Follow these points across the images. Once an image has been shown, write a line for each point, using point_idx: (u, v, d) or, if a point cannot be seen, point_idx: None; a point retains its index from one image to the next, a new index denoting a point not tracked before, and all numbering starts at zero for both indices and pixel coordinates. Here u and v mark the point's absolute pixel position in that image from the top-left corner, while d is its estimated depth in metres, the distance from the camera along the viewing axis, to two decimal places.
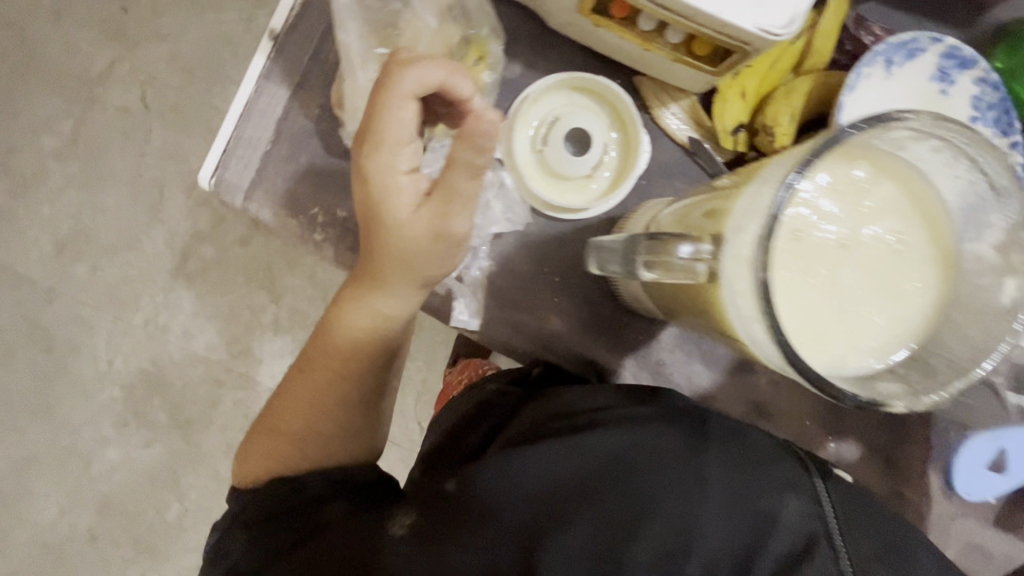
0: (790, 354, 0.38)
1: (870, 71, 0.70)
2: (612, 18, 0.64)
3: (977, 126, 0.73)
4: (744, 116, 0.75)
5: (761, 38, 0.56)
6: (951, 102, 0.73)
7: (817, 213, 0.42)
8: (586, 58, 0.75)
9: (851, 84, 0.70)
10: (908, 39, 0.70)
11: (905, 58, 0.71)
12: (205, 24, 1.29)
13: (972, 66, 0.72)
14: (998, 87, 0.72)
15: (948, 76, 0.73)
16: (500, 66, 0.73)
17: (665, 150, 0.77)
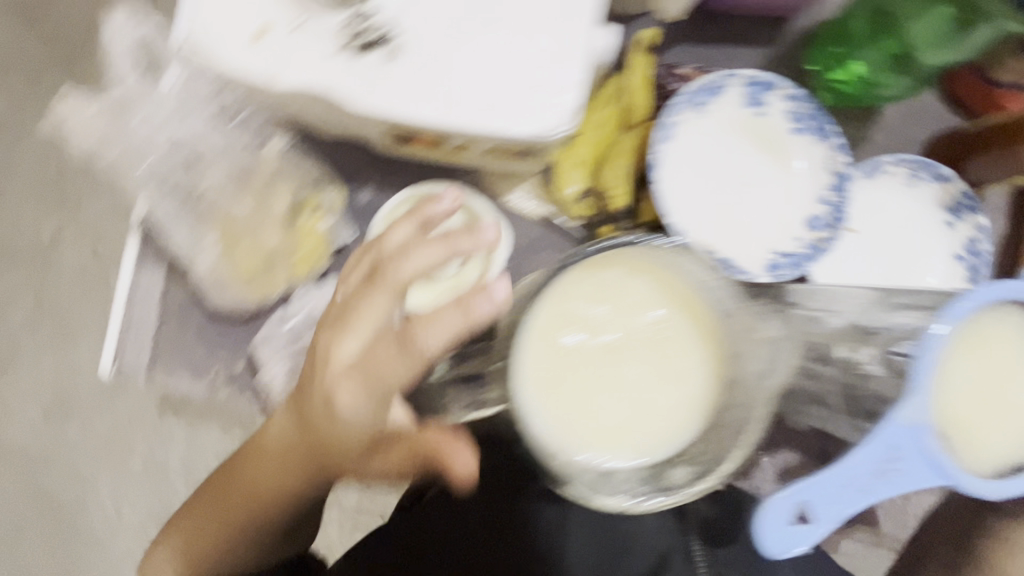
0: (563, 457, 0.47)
1: (682, 117, 0.75)
2: (419, 142, 0.67)
3: (800, 135, 0.78)
4: (588, 181, 0.79)
5: (540, 138, 0.61)
6: (769, 120, 0.78)
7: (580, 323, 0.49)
8: (424, 167, 0.78)
9: (664, 136, 0.74)
10: (707, 81, 0.75)
11: (712, 97, 0.76)
12: (32, 148, 1.10)
13: (775, 86, 0.76)
14: (806, 100, 0.77)
15: (758, 99, 0.77)
16: (348, 199, 0.77)
17: (524, 229, 0.83)
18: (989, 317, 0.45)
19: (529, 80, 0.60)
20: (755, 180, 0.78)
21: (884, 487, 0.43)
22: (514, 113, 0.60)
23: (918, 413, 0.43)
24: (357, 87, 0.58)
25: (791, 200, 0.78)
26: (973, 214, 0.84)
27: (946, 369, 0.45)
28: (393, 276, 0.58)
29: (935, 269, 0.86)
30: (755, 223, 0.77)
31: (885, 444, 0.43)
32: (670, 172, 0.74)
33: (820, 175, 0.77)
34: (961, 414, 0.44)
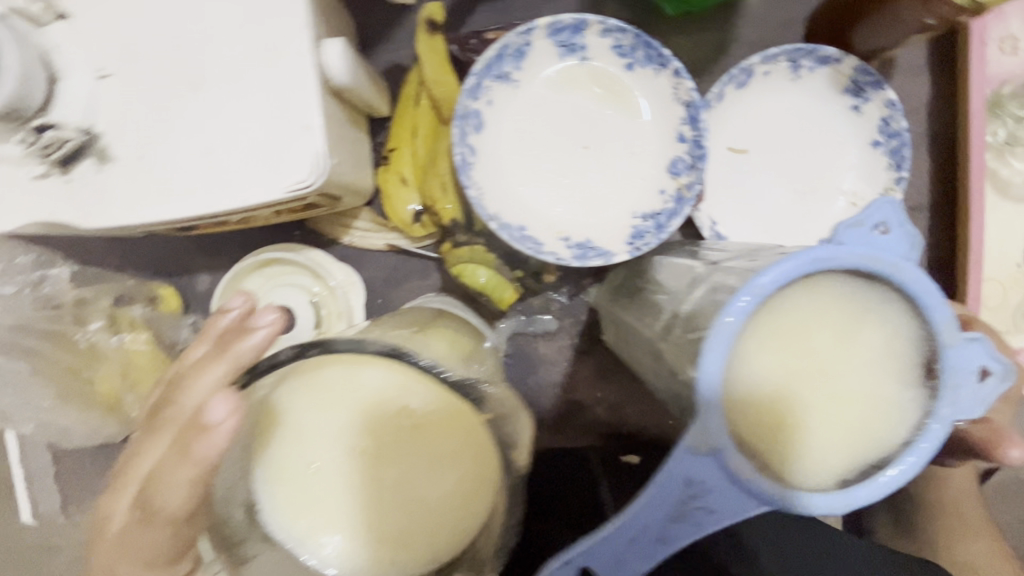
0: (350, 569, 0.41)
1: (489, 96, 0.64)
2: (205, 226, 0.61)
3: (634, 71, 0.66)
4: (416, 197, 0.70)
5: (301, 194, 0.53)
6: (594, 66, 0.66)
7: (302, 458, 0.38)
8: (255, 234, 0.74)
9: (470, 126, 0.63)
10: (503, 46, 0.63)
11: (517, 62, 0.65)
12: None
13: (585, 24, 0.64)
14: (626, 28, 0.64)
15: (574, 46, 0.66)
16: (189, 288, 0.74)
17: (378, 263, 0.76)
18: (794, 291, 0.36)
19: (261, 139, 0.51)
20: (595, 141, 0.66)
21: (687, 532, 0.33)
22: (257, 180, 0.52)
23: (711, 433, 0.32)
24: (83, 204, 0.52)
25: (643, 149, 0.67)
26: (879, 89, 0.70)
27: (748, 367, 0.35)
28: (179, 411, 0.34)
29: (846, 165, 0.74)
30: (607, 189, 0.66)
31: (677, 480, 0.32)
32: (487, 167, 0.64)
33: (669, 110, 0.66)
34: (778, 413, 0.35)
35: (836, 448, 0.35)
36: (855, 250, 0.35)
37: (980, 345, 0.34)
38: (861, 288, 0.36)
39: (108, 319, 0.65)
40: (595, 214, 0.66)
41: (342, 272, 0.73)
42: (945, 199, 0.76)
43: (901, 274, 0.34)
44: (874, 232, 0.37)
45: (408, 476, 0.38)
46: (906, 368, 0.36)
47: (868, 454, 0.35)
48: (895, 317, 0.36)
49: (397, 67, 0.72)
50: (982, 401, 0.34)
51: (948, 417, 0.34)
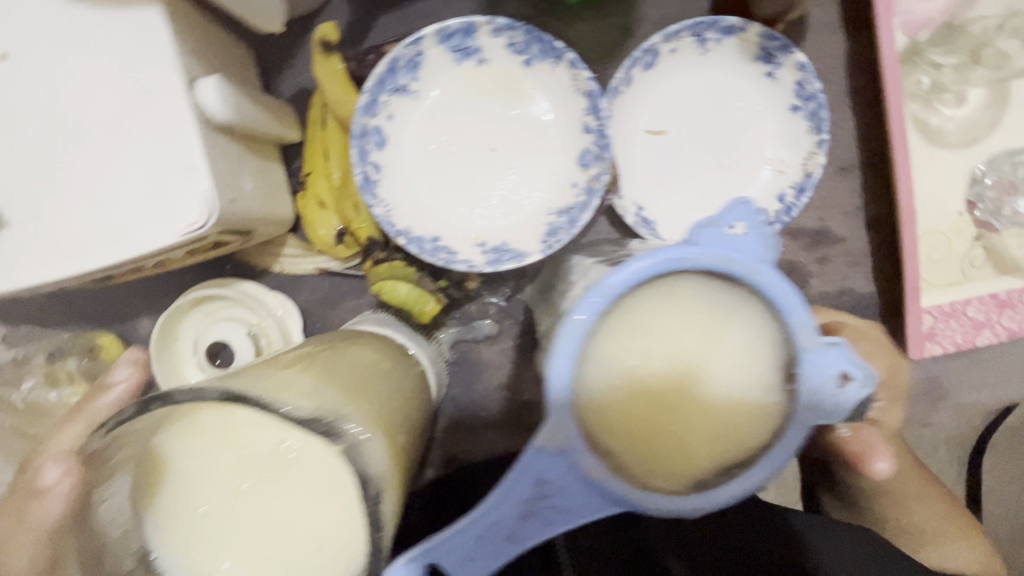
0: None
1: (387, 111, 0.64)
2: (123, 274, 0.61)
3: (532, 67, 0.65)
4: (335, 218, 0.70)
5: (198, 234, 0.53)
6: (493, 67, 0.66)
7: (197, 495, 0.39)
8: (188, 273, 0.75)
9: (370, 143, 0.63)
10: (395, 57, 0.62)
11: (412, 73, 0.64)
12: None
13: (474, 26, 0.63)
14: (516, 24, 0.63)
15: (469, 49, 0.65)
16: (132, 333, 0.75)
17: (313, 287, 0.76)
18: (652, 291, 0.36)
19: (146, 188, 0.52)
20: (503, 142, 0.66)
21: (539, 529, 0.33)
22: (150, 226, 0.52)
23: (561, 434, 0.33)
24: None
25: (551, 144, 0.66)
26: (788, 53, 0.68)
27: (606, 369, 0.36)
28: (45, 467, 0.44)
29: (767, 133, 0.73)
30: (520, 188, 0.66)
31: (528, 479, 0.33)
32: (394, 181, 0.64)
33: (572, 102, 0.65)
34: (635, 414, 0.36)
35: (695, 448, 0.36)
36: (706, 250, 0.34)
37: (840, 350, 0.33)
38: (723, 289, 0.36)
39: (46, 375, 0.68)
40: (510, 215, 0.65)
41: (276, 300, 0.74)
42: (873, 155, 0.75)
43: (754, 275, 0.34)
44: (728, 232, 0.34)
45: (295, 507, 0.39)
46: (771, 371, 0.36)
47: (728, 458, 0.36)
48: (756, 318, 0.36)
49: (304, 90, 0.72)
50: (842, 409, 0.33)
51: (808, 423, 0.33)
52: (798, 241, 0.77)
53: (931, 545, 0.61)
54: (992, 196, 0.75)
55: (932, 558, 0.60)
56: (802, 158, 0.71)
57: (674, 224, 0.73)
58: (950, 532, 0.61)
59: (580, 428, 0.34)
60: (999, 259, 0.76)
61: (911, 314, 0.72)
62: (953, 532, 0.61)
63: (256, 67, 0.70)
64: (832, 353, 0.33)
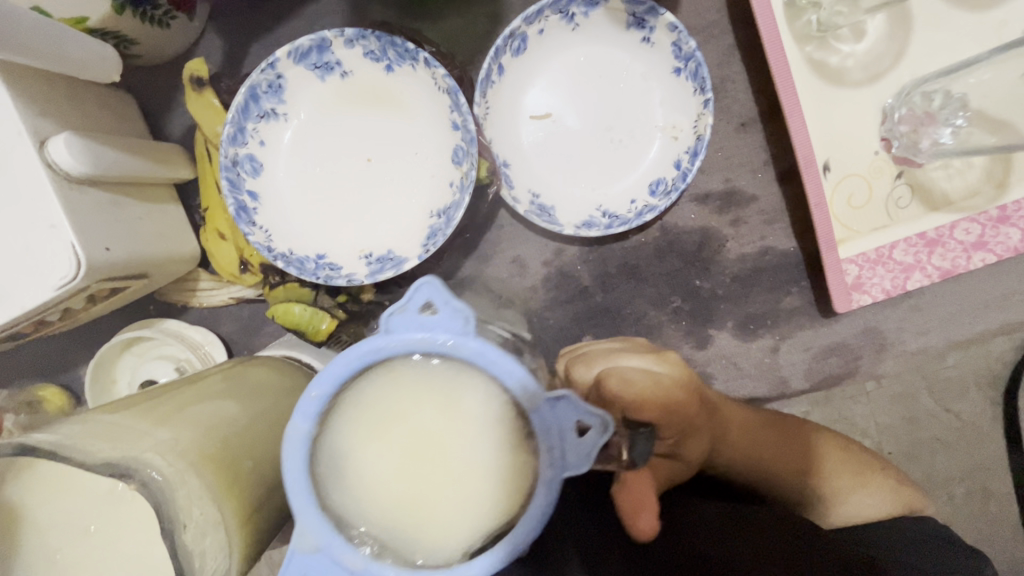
0: None
1: (256, 140, 0.65)
2: (33, 330, 0.64)
3: (394, 72, 0.65)
4: (235, 247, 0.72)
5: (72, 286, 0.55)
6: (357, 79, 0.66)
7: (48, 542, 0.40)
8: (117, 318, 0.78)
9: (244, 173, 0.64)
10: (254, 86, 0.63)
11: (277, 98, 0.65)
12: None
13: (326, 41, 0.63)
14: (366, 33, 0.63)
15: (327, 65, 0.65)
16: (78, 381, 0.79)
17: (234, 316, 0.78)
18: (375, 382, 0.38)
19: (13, 248, 0.54)
20: (376, 151, 0.66)
21: None
22: (25, 285, 0.54)
23: (312, 536, 0.37)
24: None
25: (426, 147, 0.66)
26: (657, 15, 0.66)
27: (348, 465, 0.38)
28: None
29: (653, 99, 0.70)
30: (399, 195, 0.66)
31: None
32: (272, 207, 0.65)
33: (438, 100, 0.65)
34: (389, 500, 0.38)
35: (455, 523, 0.38)
36: (401, 337, 0.36)
37: (565, 402, 0.36)
38: (442, 364, 0.38)
39: None
40: (392, 223, 0.66)
41: (197, 333, 0.76)
42: (771, 106, 0.71)
43: (458, 348, 0.36)
44: (420, 312, 0.36)
45: (143, 545, 0.40)
46: (512, 433, 0.37)
47: (495, 523, 0.37)
48: (478, 383, 0.37)
49: (192, 128, 0.74)
50: (587, 456, 0.36)
51: (554, 478, 0.36)
52: (708, 205, 0.74)
53: (846, 503, 0.63)
54: (907, 130, 0.70)
55: (849, 514, 0.63)
56: (692, 121, 0.69)
57: (570, 207, 0.71)
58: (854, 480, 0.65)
59: (335, 522, 0.37)
60: (926, 194, 0.71)
61: (830, 264, 0.70)
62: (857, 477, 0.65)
63: (142, 114, 0.73)
64: (558, 407, 0.36)
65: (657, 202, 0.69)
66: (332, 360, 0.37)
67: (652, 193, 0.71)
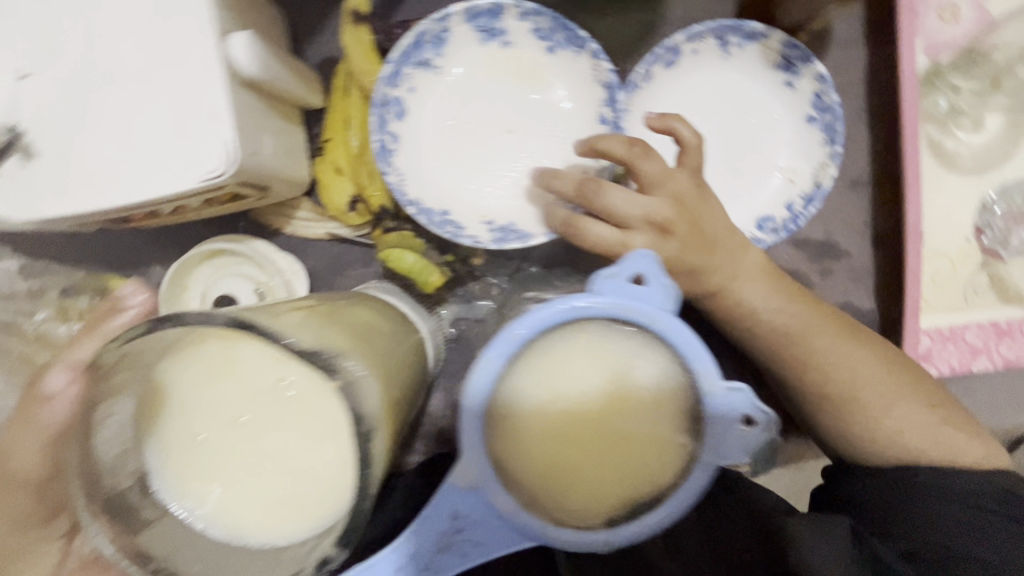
0: (238, 535, 0.40)
1: (410, 84, 0.66)
2: (142, 218, 0.63)
3: (555, 54, 0.67)
4: (351, 185, 0.71)
5: (215, 183, 0.55)
6: (517, 52, 0.67)
7: (197, 423, 0.40)
8: (204, 227, 0.77)
9: (392, 114, 0.65)
10: (421, 33, 0.64)
11: (437, 49, 0.65)
12: None
13: (502, 9, 0.64)
14: (543, 12, 0.64)
15: (493, 32, 0.66)
16: (144, 280, 0.77)
17: (322, 252, 0.78)
18: (559, 337, 0.37)
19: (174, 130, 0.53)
20: (519, 124, 0.67)
21: (454, 561, 0.37)
22: (173, 169, 0.54)
23: (473, 473, 0.37)
24: (14, 201, 0.55)
25: (566, 131, 0.68)
26: (809, 63, 0.69)
27: (514, 414, 0.37)
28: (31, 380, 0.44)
29: (781, 140, 0.73)
30: (531, 171, 0.67)
31: (445, 512, 0.37)
32: (409, 151, 0.66)
33: (591, 92, 0.67)
34: (544, 456, 0.38)
35: (603, 488, 0.38)
36: (610, 302, 0.36)
37: (741, 394, 0.37)
38: (631, 333, 0.37)
39: (56, 309, 0.69)
40: (518, 196, 0.67)
41: (283, 260, 0.75)
42: (885, 173, 0.75)
43: (656, 323, 0.36)
44: (631, 282, 0.36)
45: (289, 448, 0.40)
46: (677, 414, 0.38)
47: (639, 494, 0.38)
48: (662, 359, 0.37)
49: (331, 59, 0.74)
50: (745, 449, 0.37)
51: (711, 463, 0.37)
52: (804, 251, 0.77)
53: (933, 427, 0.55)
54: (1001, 225, 0.75)
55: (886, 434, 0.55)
56: (813, 169, 0.72)
57: None
58: (896, 400, 0.55)
59: (494, 466, 0.37)
60: (1004, 288, 0.75)
61: (909, 330, 0.72)
62: (901, 399, 0.55)
63: (288, 33, 0.72)
64: (733, 397, 0.37)
65: (763, 237, 0.72)
66: (534, 307, 0.36)
67: (761, 227, 0.73)
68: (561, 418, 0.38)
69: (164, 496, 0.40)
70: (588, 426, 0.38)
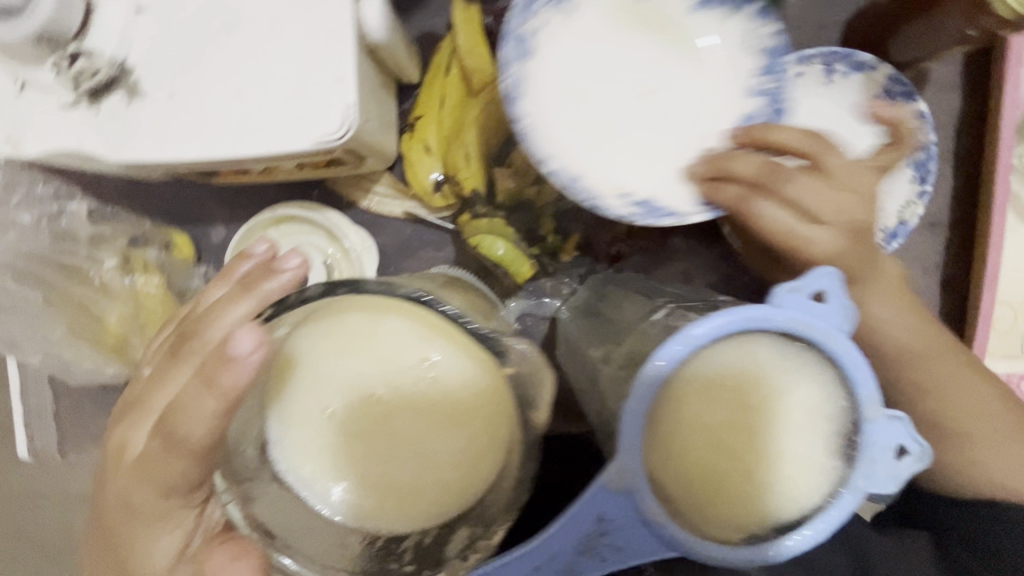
0: (358, 517, 0.38)
1: (533, 21, 0.54)
2: (228, 174, 0.60)
3: (702, 10, 0.56)
4: (439, 166, 0.69)
5: (327, 148, 0.52)
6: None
7: (326, 397, 0.38)
8: (275, 191, 0.74)
9: (517, 53, 0.54)
10: None
11: None
12: None
13: None
14: None
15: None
16: (204, 238, 0.74)
17: (395, 231, 0.76)
18: (727, 345, 0.36)
19: (292, 86, 0.51)
20: (654, 86, 0.56)
21: (593, 565, 0.36)
22: (285, 127, 0.51)
23: (625, 476, 0.36)
24: (110, 141, 0.52)
25: (709, 101, 0.56)
26: (910, 100, 0.70)
27: (670, 419, 0.37)
28: (203, 345, 0.37)
29: None
30: (666, 141, 0.56)
31: (590, 515, 0.36)
32: (530, 101, 0.54)
33: (740, 56, 0.56)
34: (695, 466, 0.37)
35: (749, 505, 0.37)
36: (790, 315, 0.35)
37: (899, 424, 0.37)
38: (797, 350, 0.37)
39: (121, 259, 0.66)
40: (653, 169, 0.55)
41: (357, 235, 0.73)
42: (963, 218, 0.76)
43: (830, 343, 0.36)
44: (811, 298, 0.36)
45: (419, 432, 0.38)
46: (831, 437, 0.37)
47: (782, 514, 0.38)
48: (825, 380, 0.37)
49: (430, 34, 0.72)
50: (895, 479, 0.37)
51: (861, 491, 0.37)
52: None
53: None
54: None
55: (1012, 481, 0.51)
56: (899, 206, 0.72)
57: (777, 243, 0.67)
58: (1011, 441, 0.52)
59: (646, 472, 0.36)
60: None
61: None
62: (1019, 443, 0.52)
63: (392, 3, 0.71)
64: (891, 426, 0.37)
65: None
66: (711, 312, 0.35)
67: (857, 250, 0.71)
68: (716, 428, 0.37)
69: (285, 469, 0.38)
70: (741, 440, 0.37)
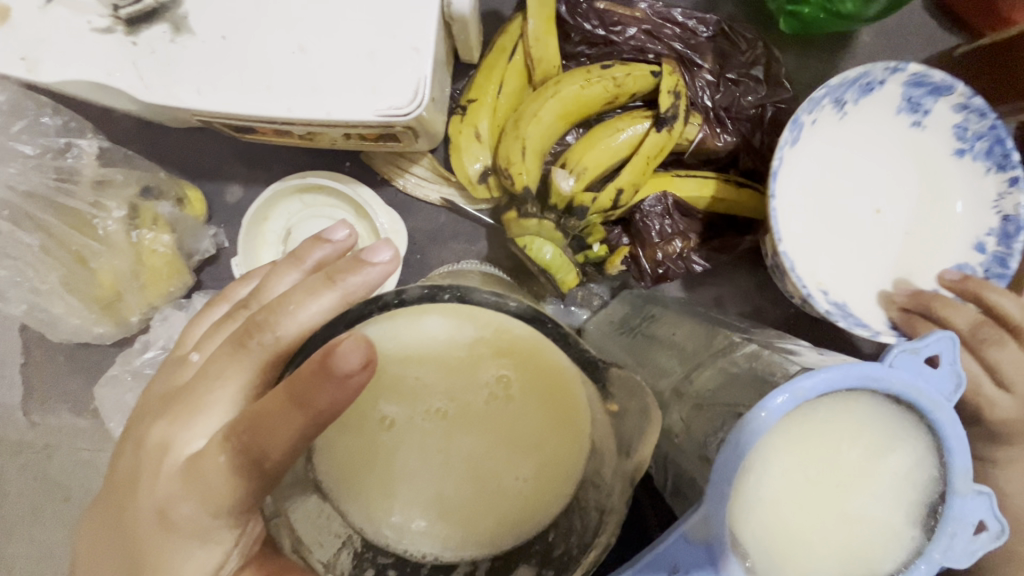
0: (402, 546, 0.34)
1: (816, 117, 0.58)
2: (265, 132, 0.54)
3: (963, 159, 0.60)
4: (488, 155, 0.64)
5: (390, 122, 0.47)
6: (927, 136, 0.61)
7: (386, 404, 0.34)
8: (303, 156, 0.68)
9: (793, 137, 0.57)
10: (859, 75, 0.56)
11: (861, 95, 0.58)
12: None
13: (950, 90, 0.57)
14: (987, 113, 0.57)
15: (918, 106, 0.59)
16: (217, 196, 0.67)
17: (427, 216, 0.71)
18: (830, 400, 0.34)
19: (361, 48, 0.46)
20: (891, 208, 0.62)
21: None
22: (347, 92, 0.46)
23: (710, 529, 0.33)
24: (140, 76, 0.46)
25: (926, 248, 0.61)
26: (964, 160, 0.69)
27: (760, 472, 0.34)
28: (274, 341, 0.30)
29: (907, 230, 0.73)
30: (877, 267, 0.62)
31: (663, 564, 0.34)
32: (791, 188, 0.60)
33: (978, 217, 0.60)
34: (779, 522, 0.34)
35: (823, 567, 0.35)
36: (904, 377, 0.33)
37: (982, 499, 0.35)
38: (895, 412, 0.35)
39: (129, 208, 0.59)
40: (851, 293, 0.61)
41: (387, 216, 0.68)
42: None
43: (938, 410, 0.34)
44: (924, 361, 0.34)
45: (483, 454, 0.34)
46: (913, 504, 0.36)
47: None
48: (918, 447, 0.35)
49: (493, 17, 0.69)
50: (971, 554, 0.35)
51: (937, 562, 0.35)
52: None
53: None
54: None
55: None
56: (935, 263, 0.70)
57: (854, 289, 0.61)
58: None
59: (729, 523, 0.33)
60: None
61: None
62: None
63: None
64: (977, 500, 0.35)
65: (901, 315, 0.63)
66: (826, 364, 0.33)
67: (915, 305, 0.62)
68: (804, 485, 0.35)
69: (326, 480, 0.34)
70: (826, 499, 0.35)
